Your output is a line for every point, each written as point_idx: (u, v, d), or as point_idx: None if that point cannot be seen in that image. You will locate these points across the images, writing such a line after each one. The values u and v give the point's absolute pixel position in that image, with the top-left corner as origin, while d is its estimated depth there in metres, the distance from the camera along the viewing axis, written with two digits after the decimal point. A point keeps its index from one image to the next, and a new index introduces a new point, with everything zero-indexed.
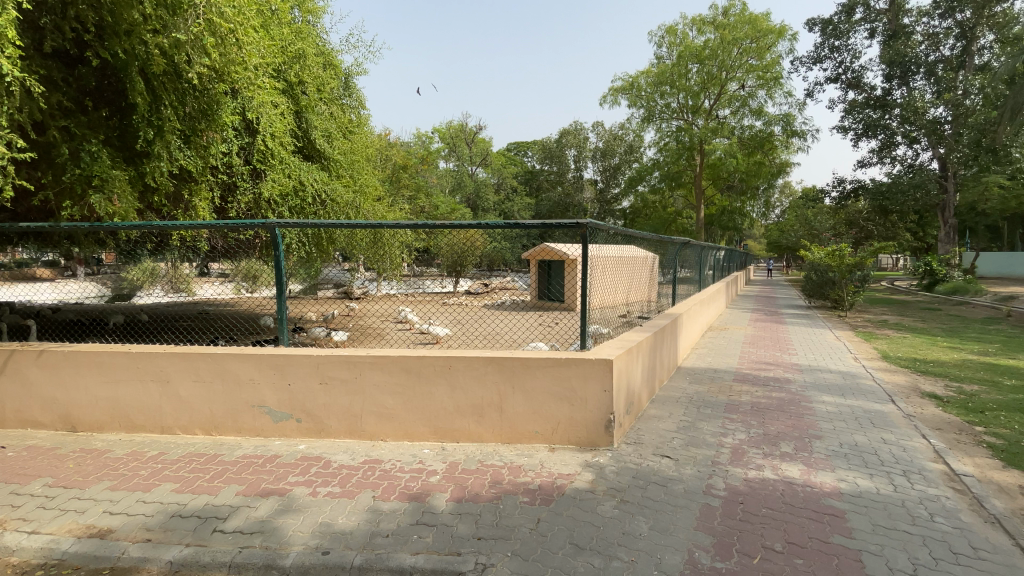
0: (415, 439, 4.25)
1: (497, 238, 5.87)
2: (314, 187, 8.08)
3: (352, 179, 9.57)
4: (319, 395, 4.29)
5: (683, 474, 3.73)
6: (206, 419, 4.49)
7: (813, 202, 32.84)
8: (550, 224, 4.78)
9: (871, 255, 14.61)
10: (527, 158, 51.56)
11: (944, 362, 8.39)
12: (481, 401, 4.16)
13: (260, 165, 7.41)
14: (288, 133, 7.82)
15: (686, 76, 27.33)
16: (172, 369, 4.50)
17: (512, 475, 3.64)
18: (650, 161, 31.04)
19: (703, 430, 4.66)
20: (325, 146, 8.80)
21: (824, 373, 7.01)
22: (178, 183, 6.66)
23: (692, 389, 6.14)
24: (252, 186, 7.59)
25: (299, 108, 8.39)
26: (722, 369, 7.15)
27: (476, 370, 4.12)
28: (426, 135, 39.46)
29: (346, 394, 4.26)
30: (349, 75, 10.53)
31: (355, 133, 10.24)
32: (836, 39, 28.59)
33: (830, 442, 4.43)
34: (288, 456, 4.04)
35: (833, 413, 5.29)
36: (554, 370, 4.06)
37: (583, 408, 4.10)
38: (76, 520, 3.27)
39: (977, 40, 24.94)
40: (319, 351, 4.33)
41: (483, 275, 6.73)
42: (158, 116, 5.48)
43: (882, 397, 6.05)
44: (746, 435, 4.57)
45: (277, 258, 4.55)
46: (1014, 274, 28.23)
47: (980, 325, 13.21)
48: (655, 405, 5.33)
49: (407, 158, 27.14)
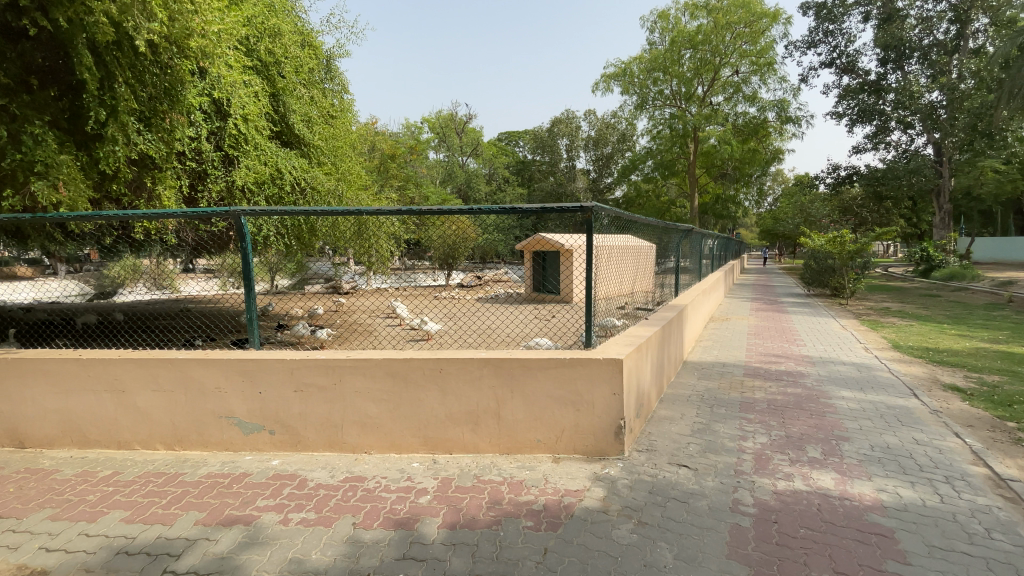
0: (403, 451, 3.80)
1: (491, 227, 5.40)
2: (293, 175, 7.52)
3: (334, 167, 9.02)
4: (294, 404, 3.83)
5: (705, 487, 3.31)
6: (169, 432, 4.03)
7: (807, 189, 32.58)
8: (550, 209, 4.28)
9: (873, 240, 14.25)
10: (518, 148, 50.89)
11: (957, 350, 8.05)
12: (476, 407, 3.71)
13: (232, 150, 6.89)
14: (264, 118, 7.33)
15: (679, 62, 26.79)
16: (129, 378, 4.02)
17: (513, 493, 3.20)
18: (643, 150, 30.60)
19: (720, 433, 4.25)
20: (304, 131, 8.25)
21: (838, 366, 6.65)
22: (139, 170, 6.12)
23: (702, 385, 5.72)
24: (225, 174, 7.02)
25: (275, 91, 7.87)
26: (731, 362, 6.74)
27: (470, 373, 3.67)
28: (416, 126, 38.63)
29: (324, 402, 3.80)
30: (330, 56, 9.94)
31: (337, 117, 9.66)
32: (831, 22, 28.14)
33: (860, 445, 4.04)
34: (258, 475, 3.57)
35: (857, 410, 4.91)
36: (557, 372, 3.63)
37: (590, 413, 3.67)
38: (6, 559, 2.80)
39: (972, 23, 24.41)
40: (294, 355, 3.87)
41: (477, 267, 6.22)
42: (111, 94, 4.97)
43: (904, 391, 5.67)
44: (768, 437, 4.16)
45: (243, 249, 4.06)
46: (1009, 259, 28.13)
47: (984, 311, 12.94)
48: (665, 405, 4.91)
49: (395, 148, 26.77)
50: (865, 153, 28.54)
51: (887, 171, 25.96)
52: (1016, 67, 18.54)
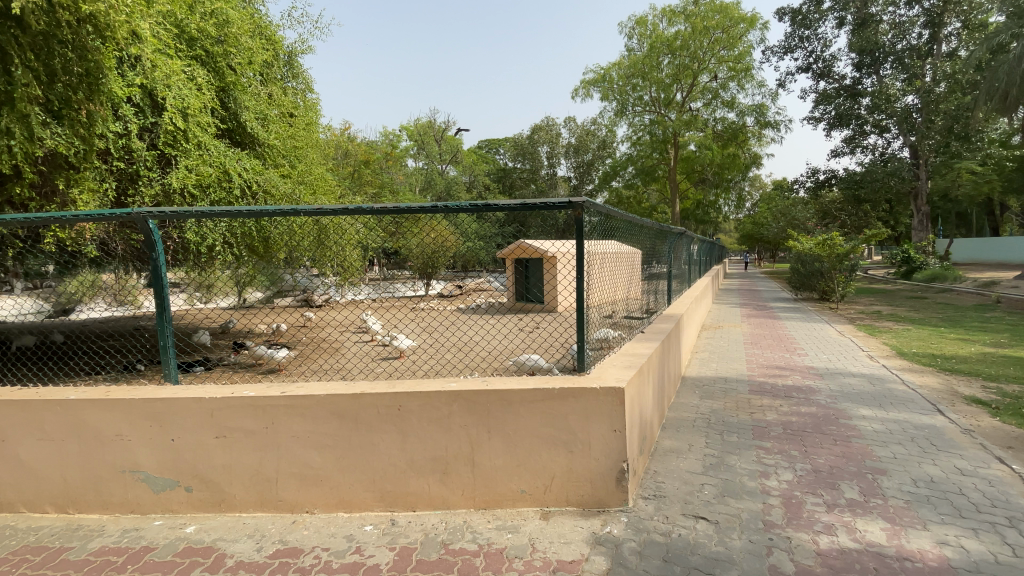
0: (353, 510, 3.05)
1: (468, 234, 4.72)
2: (242, 177, 6.72)
3: (294, 169, 8.25)
4: (217, 454, 3.08)
5: (731, 550, 2.63)
6: (63, 490, 3.23)
7: (787, 194, 32.63)
8: (531, 205, 3.54)
9: (861, 243, 13.90)
10: (498, 156, 50.32)
11: (964, 356, 7.59)
12: (445, 453, 2.99)
13: (167, 148, 6.11)
14: (210, 115, 6.64)
15: (658, 68, 26.54)
16: (9, 424, 3.21)
17: (491, 571, 2.48)
18: (623, 156, 30.20)
19: (737, 469, 3.59)
20: (257, 129, 7.46)
21: (848, 378, 6.09)
22: (50, 170, 5.30)
23: (706, 406, 5.06)
24: (160, 176, 6.20)
25: (223, 85, 7.13)
26: (733, 377, 6.11)
27: (437, 411, 2.97)
28: (393, 134, 37.72)
29: (252, 450, 3.06)
30: (291, 52, 9.19)
31: (300, 115, 8.86)
32: (806, 28, 28.37)
33: (901, 481, 3.42)
34: (165, 551, 2.79)
35: (883, 432, 4.31)
36: (544, 406, 2.96)
37: (585, 456, 2.98)
38: None
39: (944, 27, 24.70)
40: (219, 392, 3.13)
41: (456, 278, 5.50)
42: (8, 79, 4.19)
43: (926, 406, 5.11)
44: (793, 473, 3.52)
45: (154, 260, 3.28)
46: (986, 259, 28.41)
47: (976, 313, 12.63)
48: (669, 434, 4.24)
49: (369, 153, 25.93)
50: (843, 157, 28.70)
51: (865, 174, 26.02)
52: (993, 67, 18.59)
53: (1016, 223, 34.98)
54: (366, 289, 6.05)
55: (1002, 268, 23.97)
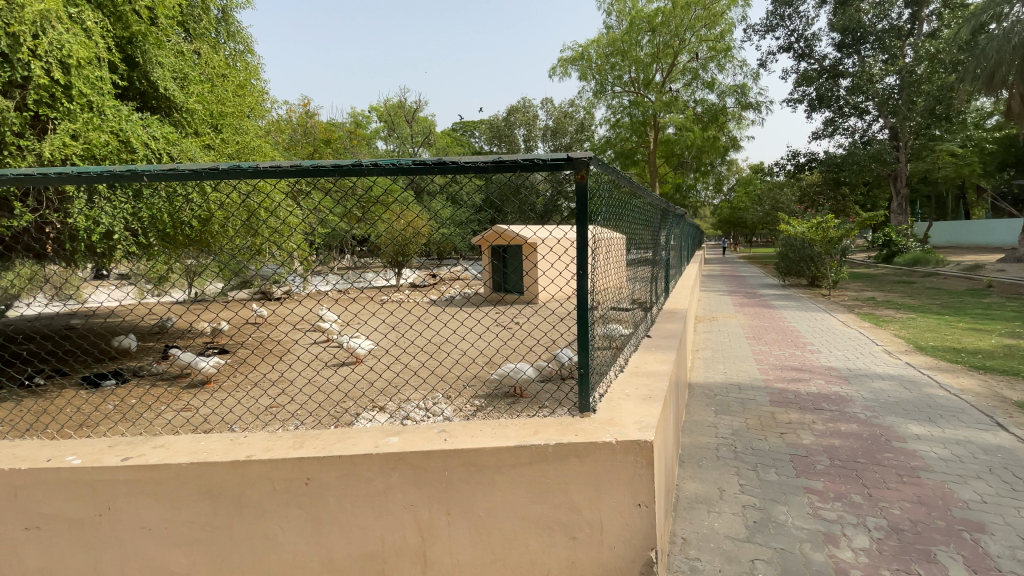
0: None
1: (444, 217, 3.65)
2: (150, 147, 5.60)
3: (224, 143, 7.01)
4: (29, 552, 2.00)
5: None
6: None
7: (767, 178, 32.18)
8: (505, 165, 2.18)
9: (856, 226, 13.23)
10: (474, 139, 48.65)
11: (987, 350, 6.87)
12: (381, 549, 1.95)
13: (41, 109, 4.79)
14: (106, 71, 5.42)
15: (637, 46, 25.35)
16: None
17: None
18: (602, 139, 29.09)
19: (793, 529, 2.66)
20: (173, 91, 6.24)
21: (879, 382, 5.24)
22: None
23: (725, 425, 4.11)
24: (35, 143, 4.91)
25: (130, 36, 5.88)
26: (748, 384, 5.18)
27: (367, 484, 1.93)
28: (363, 116, 35.71)
29: (85, 547, 1.99)
30: (226, 5, 7.81)
31: (232, 78, 7.47)
32: (787, 7, 27.58)
33: (1015, 546, 2.54)
34: None
35: (952, 463, 3.45)
36: (530, 472, 1.95)
37: (593, 544, 1.98)
38: None
39: (926, 5, 24.10)
40: (29, 460, 2.03)
41: (431, 266, 4.39)
42: None
43: (982, 419, 4.28)
44: (868, 535, 2.61)
45: None
46: (963, 242, 28.52)
47: (973, 298, 12.13)
48: (690, 471, 3.28)
49: (330, 133, 24.30)
50: (823, 139, 28.25)
51: (847, 156, 25.32)
52: (976, 49, 17.90)
53: (987, 206, 35.41)
54: (336, 280, 5.07)
55: (979, 251, 23.98)
